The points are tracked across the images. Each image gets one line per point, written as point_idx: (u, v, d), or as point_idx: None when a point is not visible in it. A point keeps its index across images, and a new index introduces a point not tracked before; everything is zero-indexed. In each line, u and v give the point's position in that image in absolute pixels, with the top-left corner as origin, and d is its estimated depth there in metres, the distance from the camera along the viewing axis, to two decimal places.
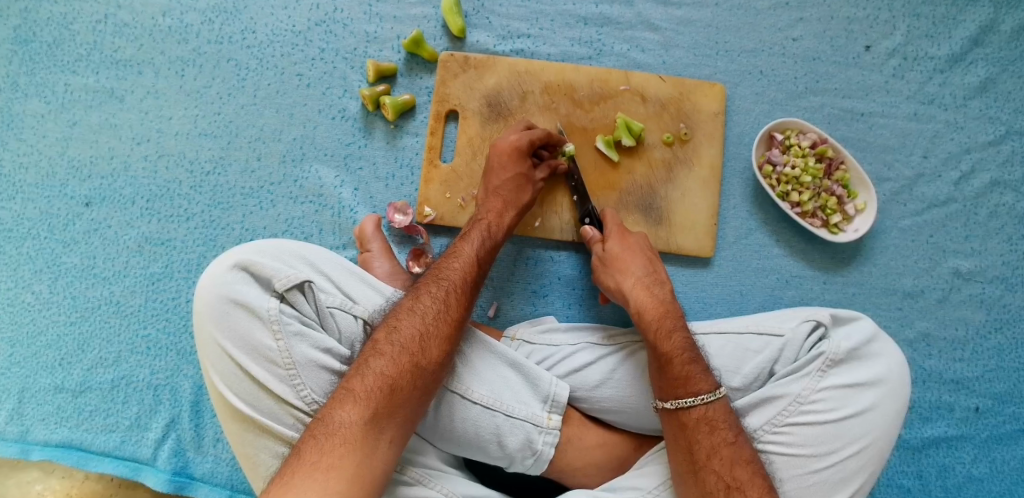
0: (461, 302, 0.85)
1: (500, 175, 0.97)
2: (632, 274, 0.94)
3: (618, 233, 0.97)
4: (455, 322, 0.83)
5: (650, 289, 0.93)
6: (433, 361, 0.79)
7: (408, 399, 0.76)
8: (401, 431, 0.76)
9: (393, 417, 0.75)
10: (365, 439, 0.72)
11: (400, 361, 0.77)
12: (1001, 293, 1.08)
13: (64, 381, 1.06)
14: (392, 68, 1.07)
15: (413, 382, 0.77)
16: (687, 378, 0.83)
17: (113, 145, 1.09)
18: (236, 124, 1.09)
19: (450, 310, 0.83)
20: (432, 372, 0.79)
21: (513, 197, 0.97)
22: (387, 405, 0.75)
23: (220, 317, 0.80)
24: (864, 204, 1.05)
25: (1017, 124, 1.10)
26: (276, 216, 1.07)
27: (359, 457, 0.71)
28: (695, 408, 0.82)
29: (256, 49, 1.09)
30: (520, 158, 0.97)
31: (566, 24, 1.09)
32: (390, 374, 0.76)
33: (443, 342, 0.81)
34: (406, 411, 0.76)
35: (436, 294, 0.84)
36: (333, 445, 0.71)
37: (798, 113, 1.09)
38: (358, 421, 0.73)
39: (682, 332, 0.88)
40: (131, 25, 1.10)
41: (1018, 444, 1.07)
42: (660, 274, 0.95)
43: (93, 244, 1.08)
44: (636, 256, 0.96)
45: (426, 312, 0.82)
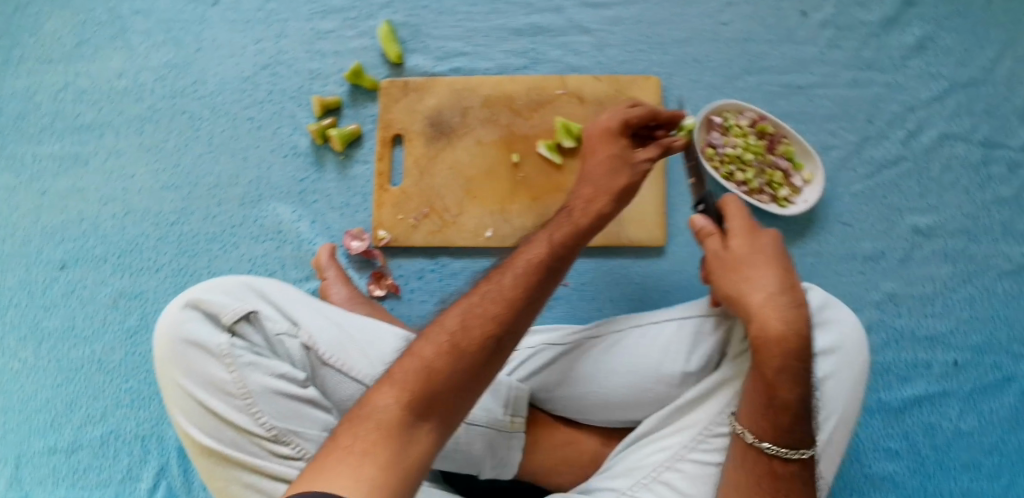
0: (522, 284, 0.74)
1: (591, 162, 0.87)
2: (761, 290, 0.82)
3: (750, 235, 0.86)
4: (513, 302, 0.72)
5: (784, 313, 0.80)
6: (479, 342, 0.69)
7: (451, 383, 0.66)
8: (445, 420, 0.65)
9: (434, 404, 0.65)
10: (400, 425, 0.63)
11: (439, 343, 0.68)
12: (965, 245, 1.07)
13: (57, 441, 1.08)
14: (336, 101, 1.10)
15: (450, 366, 0.67)
16: (794, 430, 0.78)
17: (82, 208, 1.14)
18: (196, 173, 1.13)
19: (510, 292, 0.73)
20: (475, 354, 0.68)
21: (609, 183, 0.85)
22: (425, 388, 0.65)
23: (176, 358, 0.84)
24: (810, 176, 1.06)
25: (960, 77, 1.10)
26: (240, 256, 1.10)
27: (386, 443, 0.61)
28: (790, 460, 0.79)
29: (207, 99, 1.14)
30: (612, 138, 0.87)
31: (500, 38, 1.12)
32: (430, 356, 0.67)
33: (493, 323, 0.70)
34: (448, 397, 0.66)
35: (496, 278, 0.75)
36: (360, 429, 0.62)
37: (736, 94, 1.10)
38: (394, 405, 0.64)
39: (804, 378, 0.79)
40: (90, 91, 1.16)
41: (1004, 393, 1.03)
42: (797, 289, 0.83)
43: (72, 305, 1.12)
44: (771, 268, 0.83)
45: (482, 297, 0.73)
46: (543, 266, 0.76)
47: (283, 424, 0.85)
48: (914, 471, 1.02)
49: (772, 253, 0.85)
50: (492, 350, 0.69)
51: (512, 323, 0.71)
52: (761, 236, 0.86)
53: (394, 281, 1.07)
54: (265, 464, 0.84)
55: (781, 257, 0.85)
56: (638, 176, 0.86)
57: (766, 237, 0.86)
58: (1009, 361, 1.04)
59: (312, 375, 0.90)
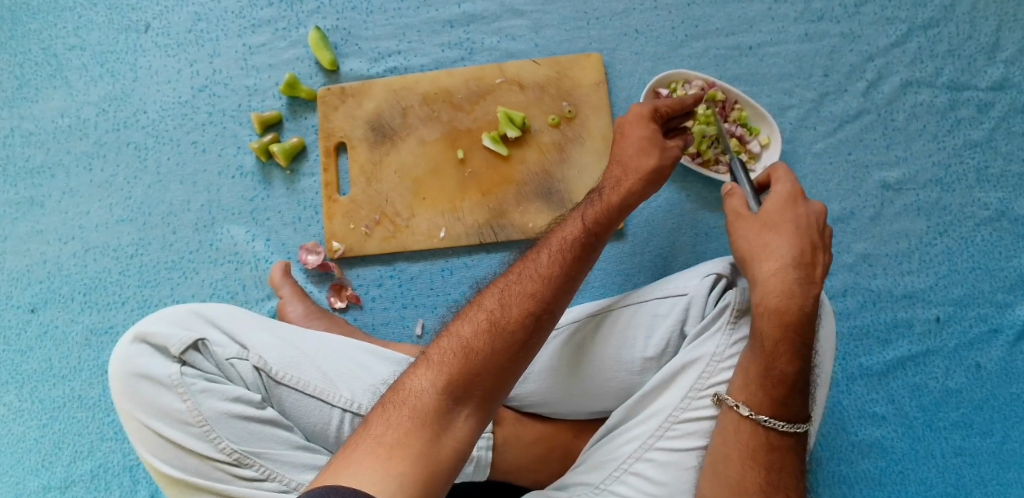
0: (558, 262, 0.74)
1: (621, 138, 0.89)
2: (776, 259, 0.80)
3: (780, 203, 0.84)
4: (549, 281, 0.72)
5: (792, 286, 0.79)
6: (516, 322, 0.68)
7: (490, 365, 0.65)
8: (483, 404, 0.65)
9: (472, 386, 0.64)
10: (437, 410, 0.63)
11: (478, 321, 0.68)
12: (938, 195, 1.02)
13: (49, 479, 1.10)
14: (276, 115, 1.09)
15: (491, 345, 0.66)
16: (788, 404, 0.76)
17: (44, 249, 1.14)
18: (149, 203, 1.12)
19: (547, 270, 0.73)
20: (515, 333, 0.68)
21: (636, 161, 0.86)
22: (462, 370, 0.64)
23: (131, 393, 0.85)
24: (768, 139, 1.01)
25: (919, 18, 1.04)
26: (200, 282, 1.09)
27: (423, 427, 0.62)
28: (777, 431, 0.76)
29: (151, 127, 1.13)
30: (644, 122, 0.88)
31: (433, 32, 1.09)
32: (467, 338, 0.67)
33: (530, 300, 0.70)
34: (487, 379, 0.65)
35: (534, 257, 0.75)
36: (398, 413, 0.63)
37: (683, 62, 1.05)
38: (431, 391, 0.63)
39: (804, 351, 0.77)
40: (36, 132, 1.16)
41: (992, 346, 0.99)
42: (820, 266, 0.81)
43: (46, 346, 1.13)
44: (795, 240, 0.81)
45: (520, 276, 0.73)
46: (579, 244, 0.76)
47: (242, 446, 0.85)
48: (903, 435, 0.99)
49: (802, 225, 0.83)
50: (530, 329, 0.69)
51: (549, 301, 0.71)
52: (793, 208, 0.84)
53: (354, 292, 1.05)
54: (230, 487, 0.85)
55: (813, 231, 0.83)
56: (668, 160, 0.87)
57: (801, 208, 0.84)
58: (994, 312, 1.00)
59: (268, 395, 0.89)
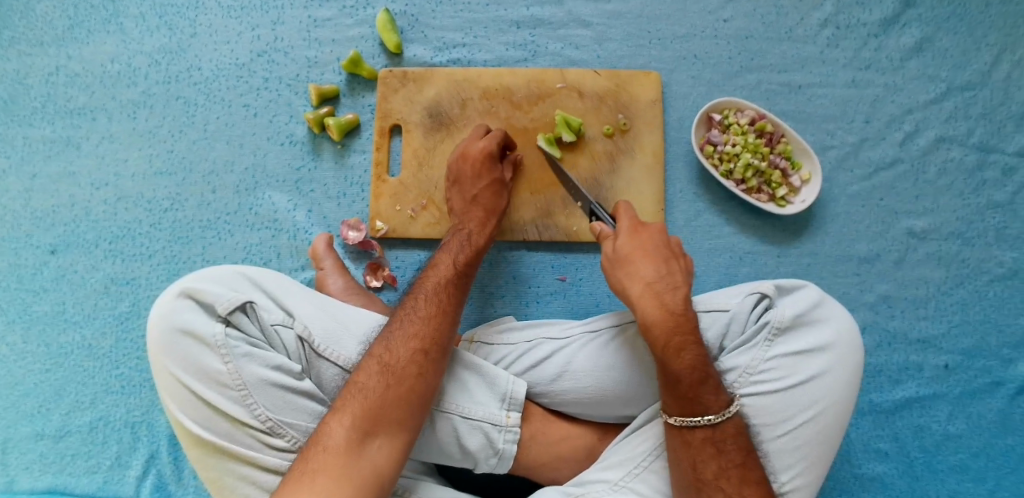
0: (434, 303, 0.86)
1: (471, 187, 0.99)
2: (641, 279, 0.87)
3: (629, 232, 0.91)
4: (430, 320, 0.84)
5: (661, 300, 0.85)
6: (406, 360, 0.80)
7: (390, 400, 0.77)
8: (392, 433, 0.76)
9: (378, 421, 0.75)
10: (349, 444, 0.73)
11: (370, 367, 0.79)
12: (958, 248, 1.08)
13: (44, 427, 1.07)
14: (334, 90, 1.09)
15: (384, 384, 0.78)
16: (699, 396, 0.81)
17: (74, 193, 1.12)
18: (190, 160, 1.11)
19: (426, 310, 0.85)
20: (404, 368, 0.79)
21: (492, 203, 0.99)
22: (367, 408, 0.76)
23: (170, 348, 0.83)
24: (809, 175, 1.06)
25: (957, 80, 1.11)
26: (234, 244, 1.09)
27: (341, 457, 0.72)
28: (701, 428, 0.81)
29: (202, 85, 1.13)
30: (491, 163, 0.99)
31: (500, 30, 1.12)
32: (362, 382, 0.78)
33: (413, 341, 0.82)
34: (392, 411, 0.77)
35: (412, 304, 0.86)
36: (316, 450, 0.73)
37: (736, 92, 1.10)
38: (340, 429, 0.74)
39: (693, 349, 0.82)
40: (82, 74, 1.14)
41: (993, 397, 1.05)
42: (678, 273, 0.88)
43: (62, 290, 1.10)
44: (650, 259, 0.88)
45: (403, 319, 0.84)
46: (449, 286, 0.88)
47: (279, 416, 0.83)
48: (903, 472, 1.04)
49: (654, 245, 0.90)
50: (417, 364, 0.80)
51: (432, 337, 0.83)
52: (641, 231, 0.91)
53: (391, 273, 1.06)
54: (260, 456, 0.83)
55: (664, 246, 0.90)
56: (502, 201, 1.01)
57: (648, 230, 0.91)
58: (999, 365, 1.06)
59: (307, 367, 0.88)
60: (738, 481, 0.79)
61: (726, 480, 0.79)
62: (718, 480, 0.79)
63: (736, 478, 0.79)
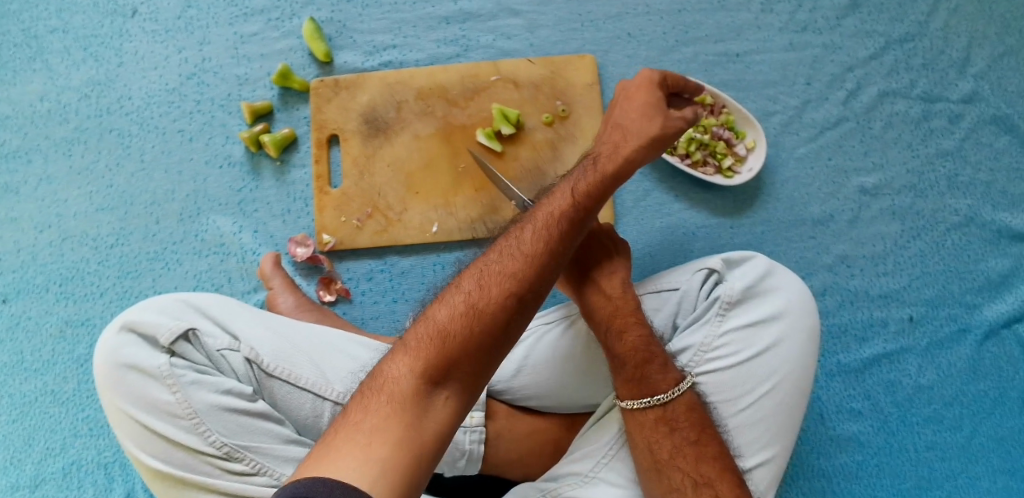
0: (544, 240, 0.70)
1: (624, 109, 0.89)
2: (579, 267, 0.86)
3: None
4: (530, 260, 0.67)
5: (599, 285, 0.85)
6: (497, 303, 0.64)
7: (472, 349, 0.61)
8: (465, 387, 0.61)
9: (453, 368, 0.60)
10: (416, 396, 0.58)
11: (456, 303, 0.64)
12: (913, 200, 1.07)
13: (17, 478, 1.05)
14: (266, 105, 1.07)
15: (468, 326, 0.62)
16: (647, 376, 0.80)
17: (18, 238, 1.10)
18: (131, 192, 1.10)
19: (528, 247, 0.69)
20: (493, 312, 0.63)
21: (642, 129, 0.86)
22: (441, 354, 0.60)
23: (117, 384, 0.82)
24: (754, 143, 1.05)
25: (895, 33, 1.09)
26: (184, 273, 1.07)
27: (407, 414, 0.57)
28: (652, 408, 0.80)
29: (135, 115, 1.11)
30: (652, 89, 0.89)
31: (429, 27, 1.10)
32: (445, 324, 0.62)
33: (509, 283, 0.65)
34: (467, 363, 0.61)
35: (516, 235, 0.71)
36: (378, 400, 0.59)
37: (673, 66, 1.08)
38: (410, 376, 0.59)
39: (636, 330, 0.83)
40: (13, 117, 1.12)
41: (960, 344, 1.05)
42: (614, 255, 0.88)
43: (17, 338, 1.09)
44: (586, 245, 0.88)
45: (501, 255, 0.68)
46: (565, 221, 0.72)
47: (234, 440, 0.82)
48: (878, 429, 1.03)
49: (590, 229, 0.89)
50: (511, 308, 0.64)
51: (535, 281, 0.67)
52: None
53: (344, 285, 1.05)
54: (219, 482, 0.82)
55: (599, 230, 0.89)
56: (673, 129, 0.87)
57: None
58: (963, 312, 1.05)
59: (259, 388, 0.87)
60: (694, 459, 0.77)
61: (682, 458, 0.77)
62: (674, 458, 0.78)
63: (692, 455, 0.77)
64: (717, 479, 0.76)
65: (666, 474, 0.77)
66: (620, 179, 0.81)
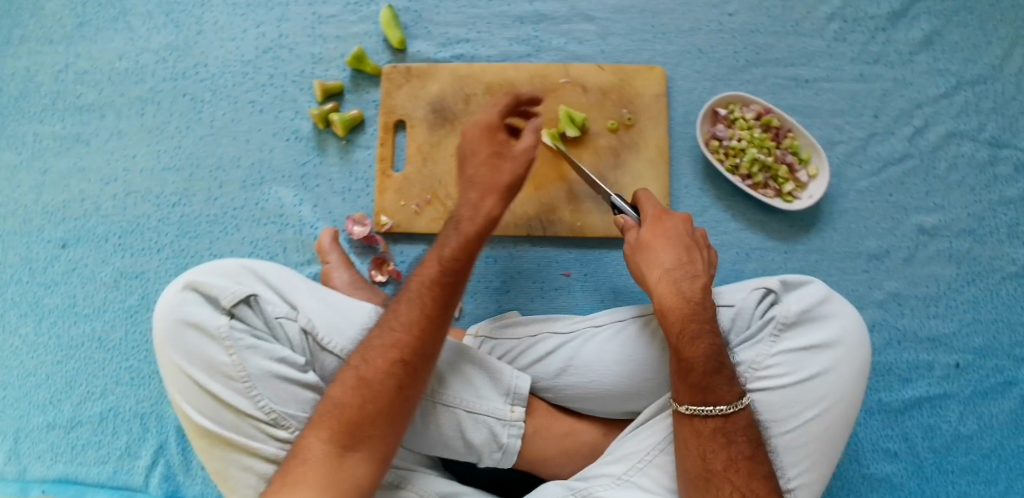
0: (417, 307, 0.80)
1: (473, 165, 0.92)
2: (659, 266, 0.86)
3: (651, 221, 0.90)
4: (410, 328, 0.79)
5: (678, 286, 0.84)
6: (384, 372, 0.76)
7: (369, 414, 0.73)
8: (373, 445, 0.73)
9: (356, 433, 0.73)
10: (329, 458, 0.71)
11: (347, 380, 0.76)
12: (970, 245, 1.07)
13: (55, 417, 1.08)
14: (338, 86, 1.10)
15: (362, 397, 0.74)
16: (711, 386, 0.79)
17: (84, 187, 1.13)
18: (197, 155, 1.12)
19: (407, 315, 0.80)
20: (382, 381, 0.75)
21: (490, 180, 0.90)
22: (345, 421, 0.73)
23: (176, 340, 0.82)
24: (816, 171, 1.05)
25: (968, 74, 1.09)
26: (240, 239, 1.09)
27: (323, 474, 0.70)
28: (713, 418, 0.79)
29: (209, 81, 1.14)
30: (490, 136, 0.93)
31: (503, 25, 1.12)
32: (340, 397, 0.75)
33: (392, 351, 0.77)
34: (369, 426, 0.73)
35: (394, 311, 0.81)
36: (297, 466, 0.71)
37: (742, 86, 1.09)
38: (319, 444, 0.72)
39: (708, 338, 0.81)
40: (92, 72, 1.15)
41: (1004, 397, 1.04)
42: (699, 263, 0.87)
43: (72, 284, 1.11)
44: (672, 248, 0.87)
45: (383, 328, 0.80)
46: (436, 286, 0.82)
47: (284, 408, 0.83)
48: (913, 472, 1.02)
49: (675, 233, 0.89)
50: (398, 375, 0.76)
51: (414, 345, 0.78)
52: (664, 220, 0.90)
53: (396, 268, 1.06)
54: (264, 447, 0.82)
55: (685, 236, 0.89)
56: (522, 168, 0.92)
57: (671, 219, 0.90)
58: (1011, 364, 1.05)
59: (311, 359, 0.88)
60: (748, 475, 0.76)
61: (736, 471, 0.76)
62: (727, 470, 0.77)
63: (744, 469, 0.77)
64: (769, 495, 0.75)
65: (719, 484, 0.76)
66: (488, 234, 0.88)
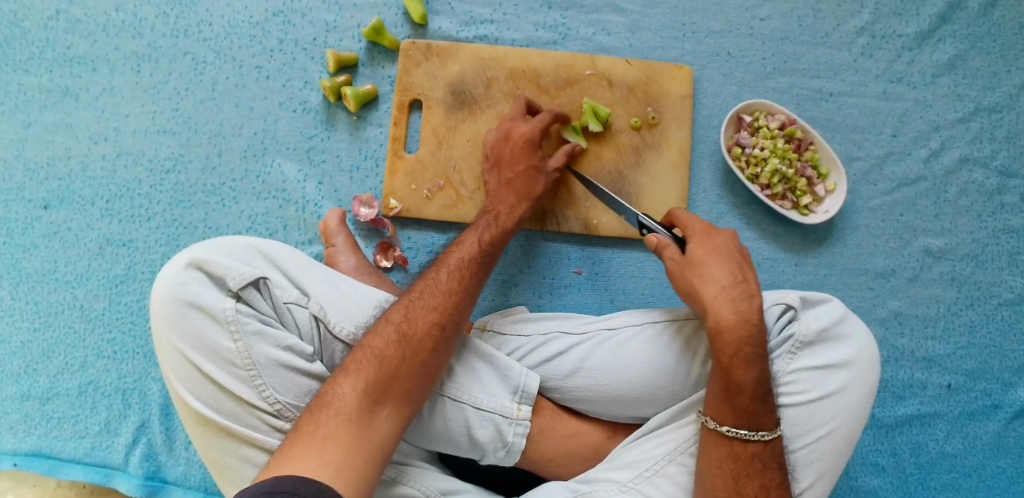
0: (457, 277, 0.83)
1: (511, 169, 0.96)
2: (715, 282, 0.83)
3: (700, 237, 0.87)
4: (451, 293, 0.81)
5: (737, 306, 0.81)
6: (423, 332, 0.77)
7: (406, 370, 0.74)
8: (401, 404, 0.73)
9: (388, 388, 0.72)
10: (359, 410, 0.69)
11: (386, 334, 0.76)
12: (972, 270, 1.08)
13: (30, 388, 1.02)
14: (353, 58, 1.04)
15: (399, 353, 0.75)
16: (757, 412, 0.79)
17: (71, 145, 1.05)
18: (196, 119, 1.06)
19: (447, 283, 0.82)
20: (421, 341, 0.76)
21: (527, 187, 0.95)
22: (379, 373, 0.72)
23: (176, 320, 0.77)
24: (834, 186, 1.05)
25: (986, 101, 1.09)
26: (239, 212, 1.04)
27: (354, 424, 0.68)
28: (755, 443, 0.79)
29: (213, 42, 1.06)
30: (531, 148, 0.96)
31: (530, 9, 1.07)
32: (379, 350, 0.74)
33: (433, 314, 0.79)
34: (402, 381, 0.73)
35: (433, 276, 0.83)
36: (327, 414, 0.69)
37: (767, 94, 1.08)
38: (353, 394, 0.70)
39: (760, 364, 0.80)
40: (84, 21, 1.07)
41: (990, 419, 1.06)
42: (752, 282, 0.84)
43: (52, 248, 1.04)
44: (726, 265, 0.84)
45: (424, 292, 0.81)
46: (476, 262, 0.86)
47: (289, 399, 0.79)
48: (898, 487, 1.05)
49: (727, 250, 0.86)
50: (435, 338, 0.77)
51: (452, 312, 0.80)
52: (714, 237, 0.87)
53: (402, 254, 1.03)
54: (265, 439, 0.78)
55: (737, 254, 0.86)
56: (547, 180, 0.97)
57: (721, 236, 0.87)
58: (999, 388, 1.07)
59: (319, 348, 0.83)
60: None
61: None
62: (758, 496, 0.78)
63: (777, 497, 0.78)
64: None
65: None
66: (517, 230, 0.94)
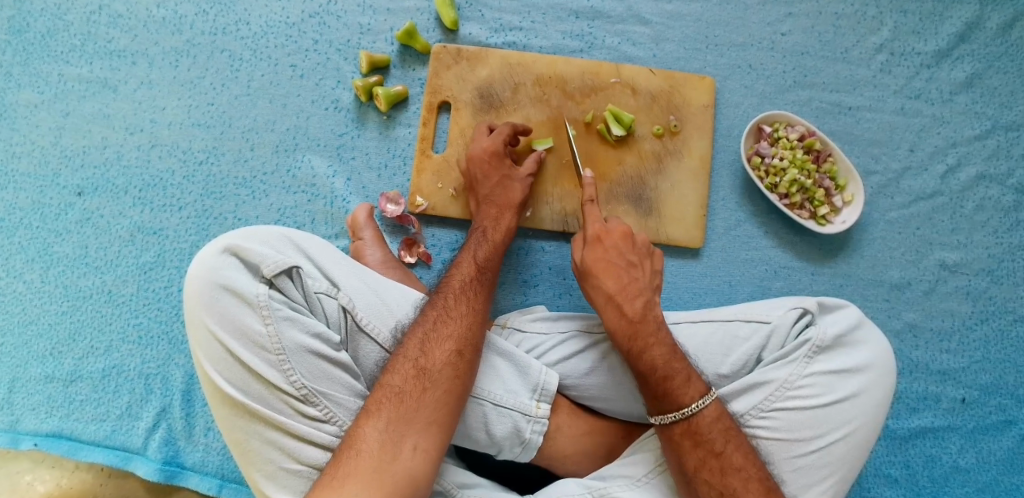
0: (466, 300, 0.86)
1: (486, 187, 0.99)
2: (602, 291, 0.91)
3: (591, 241, 0.95)
4: (464, 319, 0.84)
5: (617, 306, 0.90)
6: (442, 362, 0.80)
7: (427, 402, 0.77)
8: (426, 436, 0.76)
9: (409, 423, 0.76)
10: (381, 448, 0.74)
11: (404, 370, 0.79)
12: (987, 285, 1.09)
13: (54, 370, 1.04)
14: (386, 60, 1.08)
15: (417, 387, 0.78)
16: (669, 393, 0.83)
17: (107, 135, 1.09)
18: (230, 115, 1.09)
19: (457, 308, 0.85)
20: (439, 371, 0.80)
21: (505, 198, 0.99)
22: (399, 411, 0.76)
23: (210, 303, 0.79)
24: (851, 197, 1.07)
25: (1003, 119, 1.11)
26: (268, 205, 1.07)
27: (377, 462, 0.73)
28: (677, 424, 0.82)
29: (250, 40, 1.10)
30: (499, 161, 1.00)
31: (558, 18, 1.11)
32: (398, 385, 0.78)
33: (449, 342, 0.82)
34: (424, 414, 0.77)
35: (443, 303, 0.86)
36: (352, 456, 0.73)
37: (786, 106, 1.11)
38: (373, 434, 0.75)
39: (658, 349, 0.86)
40: (126, 17, 1.10)
41: (1003, 435, 1.07)
42: (638, 281, 0.92)
43: (85, 233, 1.07)
44: (614, 271, 0.92)
45: (437, 321, 0.84)
46: (479, 284, 0.89)
47: (315, 385, 0.80)
48: None
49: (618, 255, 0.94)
50: (452, 365, 0.80)
51: (471, 339, 0.83)
52: (604, 238, 0.94)
53: (427, 251, 1.06)
54: (290, 423, 0.79)
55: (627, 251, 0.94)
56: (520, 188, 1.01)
57: (611, 235, 0.95)
58: (1013, 404, 1.08)
59: (345, 338, 0.86)
60: (721, 472, 0.80)
61: (707, 470, 0.80)
62: (701, 467, 0.81)
63: (717, 468, 0.80)
64: (745, 491, 0.79)
65: (699, 487, 0.80)
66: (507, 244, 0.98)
